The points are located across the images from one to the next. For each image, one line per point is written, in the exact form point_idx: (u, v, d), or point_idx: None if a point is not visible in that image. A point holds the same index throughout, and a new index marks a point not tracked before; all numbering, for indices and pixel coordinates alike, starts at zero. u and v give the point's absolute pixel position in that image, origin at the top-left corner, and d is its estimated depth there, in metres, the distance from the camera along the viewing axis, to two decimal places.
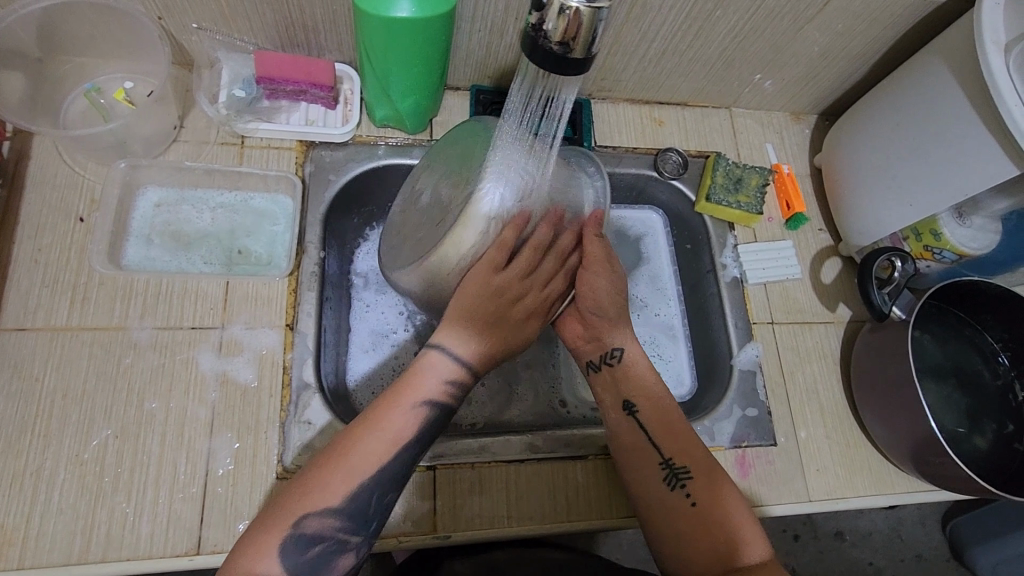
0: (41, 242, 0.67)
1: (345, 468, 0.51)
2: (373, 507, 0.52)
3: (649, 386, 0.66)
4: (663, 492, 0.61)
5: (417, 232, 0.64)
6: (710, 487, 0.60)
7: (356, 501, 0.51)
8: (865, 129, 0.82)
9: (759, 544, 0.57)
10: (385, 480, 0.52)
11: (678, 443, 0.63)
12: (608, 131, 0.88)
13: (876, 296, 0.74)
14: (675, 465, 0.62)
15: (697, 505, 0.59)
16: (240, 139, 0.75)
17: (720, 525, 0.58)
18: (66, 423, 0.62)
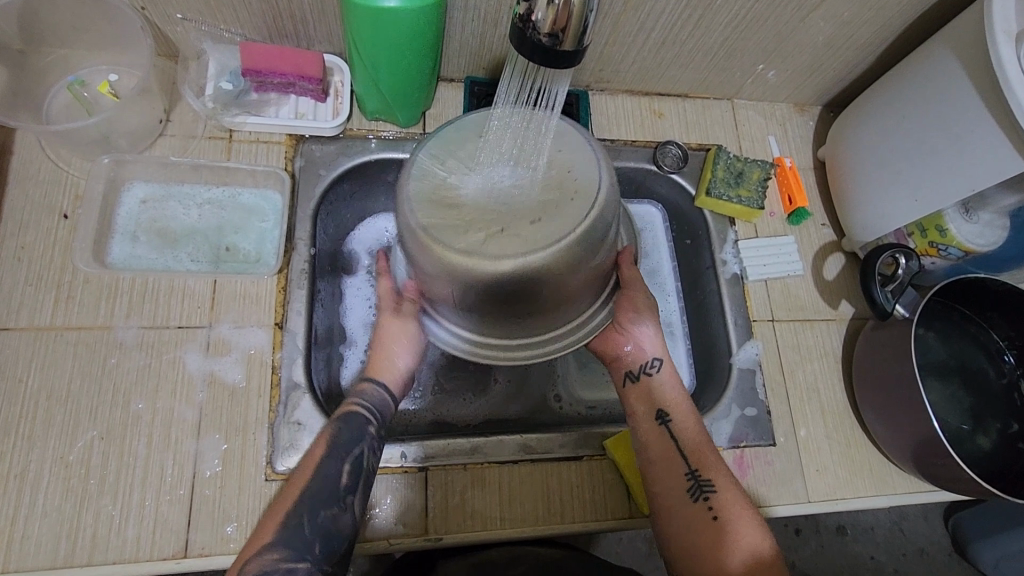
0: (24, 239, 0.66)
1: (285, 507, 0.54)
2: (308, 531, 0.53)
3: (678, 397, 0.65)
4: (684, 503, 0.59)
5: (453, 228, 0.53)
6: (733, 504, 0.59)
7: (291, 530, 0.53)
8: (870, 121, 0.80)
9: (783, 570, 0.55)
10: (315, 503, 0.54)
11: (703, 455, 0.62)
12: (606, 124, 0.86)
13: (879, 294, 0.72)
14: (701, 477, 0.60)
15: (724, 521, 0.58)
16: (228, 133, 0.74)
17: (745, 545, 0.56)
18: (50, 425, 0.61)
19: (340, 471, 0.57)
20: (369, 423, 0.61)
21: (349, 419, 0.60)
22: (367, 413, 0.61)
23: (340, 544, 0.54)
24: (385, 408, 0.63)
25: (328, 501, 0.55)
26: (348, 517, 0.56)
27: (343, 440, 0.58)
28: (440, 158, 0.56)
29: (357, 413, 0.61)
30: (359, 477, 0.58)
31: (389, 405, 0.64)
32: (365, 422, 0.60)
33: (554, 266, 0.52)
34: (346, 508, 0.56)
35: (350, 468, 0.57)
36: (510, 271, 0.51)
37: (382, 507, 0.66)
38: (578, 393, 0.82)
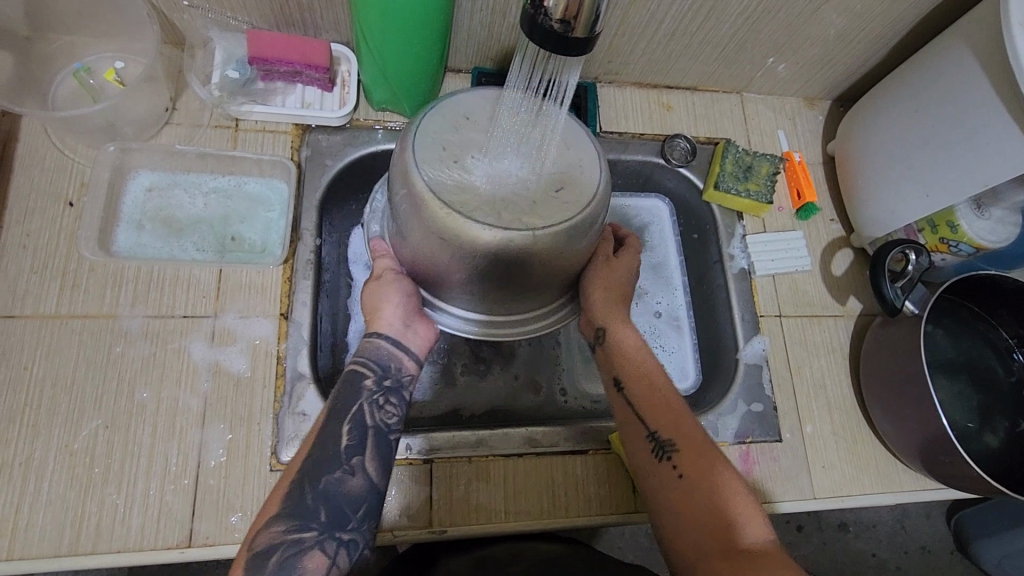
0: (29, 227, 0.66)
1: (289, 476, 0.54)
2: (312, 499, 0.53)
3: (638, 359, 0.65)
4: (650, 464, 0.59)
5: (472, 205, 0.55)
6: (697, 461, 0.57)
7: (294, 500, 0.53)
8: (881, 116, 0.79)
9: (753, 525, 0.52)
10: (317, 472, 0.54)
11: (666, 413, 0.61)
12: (615, 116, 0.85)
13: (888, 290, 0.71)
14: (661, 438, 0.60)
15: (688, 479, 0.56)
16: (234, 122, 0.73)
17: (709, 500, 0.54)
18: (55, 414, 0.61)
19: (339, 433, 0.57)
20: (366, 376, 0.60)
21: (347, 380, 0.59)
22: (365, 367, 0.61)
23: (349, 508, 0.54)
24: (389, 362, 0.61)
25: (330, 464, 0.55)
26: (357, 480, 0.55)
27: (343, 399, 0.59)
28: (443, 138, 0.58)
29: (356, 368, 0.61)
30: (364, 435, 0.57)
31: (394, 358, 0.62)
32: (361, 376, 0.60)
33: (569, 238, 0.56)
34: (352, 471, 0.55)
35: (350, 428, 0.57)
36: (528, 239, 0.54)
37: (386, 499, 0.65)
38: (583, 388, 0.82)
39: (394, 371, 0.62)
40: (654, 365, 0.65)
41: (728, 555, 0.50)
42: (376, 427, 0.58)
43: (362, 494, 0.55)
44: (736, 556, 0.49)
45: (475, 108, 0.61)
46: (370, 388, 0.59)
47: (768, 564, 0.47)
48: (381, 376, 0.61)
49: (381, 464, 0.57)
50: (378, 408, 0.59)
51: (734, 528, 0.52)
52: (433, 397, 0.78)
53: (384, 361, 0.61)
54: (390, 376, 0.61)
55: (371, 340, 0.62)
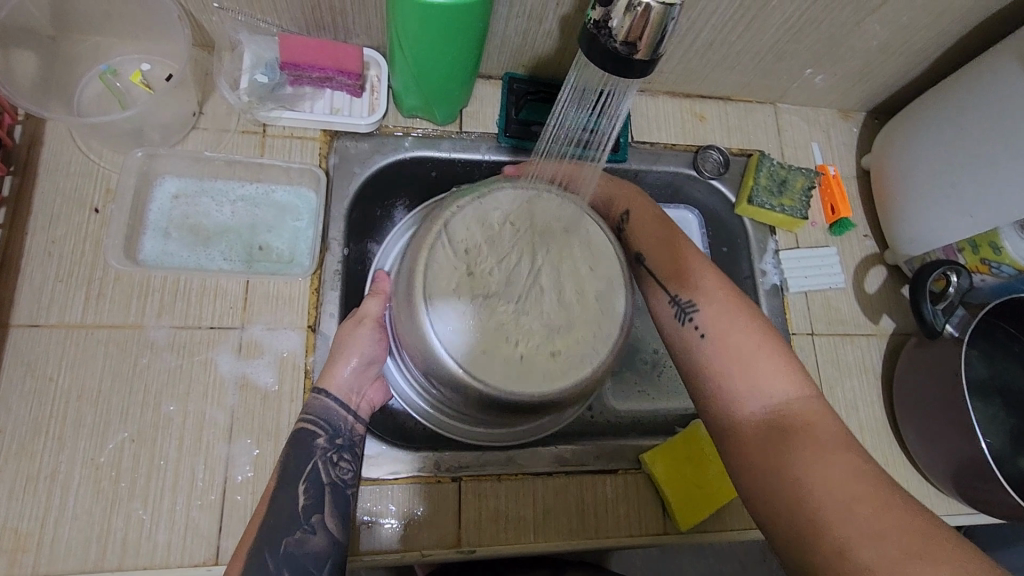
0: (54, 233, 0.64)
1: (248, 542, 0.55)
2: (274, 565, 0.54)
3: (657, 232, 0.68)
4: (675, 328, 0.63)
5: (475, 345, 0.58)
6: (718, 319, 0.61)
7: (256, 564, 0.54)
8: (924, 130, 0.77)
9: (787, 381, 0.58)
10: (278, 534, 0.55)
11: (692, 274, 0.65)
12: (647, 126, 0.84)
13: (929, 312, 0.69)
14: (681, 300, 0.64)
15: (713, 340, 0.61)
16: (262, 127, 0.71)
17: (743, 371, 0.58)
18: (80, 427, 0.60)
19: (295, 494, 0.57)
20: (316, 435, 0.60)
21: (298, 437, 0.60)
22: (315, 426, 0.61)
23: (314, 567, 0.55)
24: (339, 421, 0.62)
25: (289, 527, 0.56)
26: (317, 539, 0.56)
27: (292, 464, 0.58)
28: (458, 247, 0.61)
29: (304, 428, 0.60)
30: (321, 494, 0.58)
31: (343, 417, 0.62)
32: (312, 436, 0.60)
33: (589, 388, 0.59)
34: (312, 530, 0.56)
35: (306, 487, 0.58)
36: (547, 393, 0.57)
37: (413, 517, 0.64)
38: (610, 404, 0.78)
39: (346, 430, 0.62)
40: (668, 230, 0.69)
41: (759, 439, 0.56)
42: (333, 482, 0.59)
43: (326, 552, 0.56)
44: (771, 442, 0.55)
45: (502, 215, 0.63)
46: (322, 447, 0.60)
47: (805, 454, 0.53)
48: (332, 434, 0.61)
49: (342, 520, 0.58)
50: (332, 465, 0.60)
51: (762, 388, 0.58)
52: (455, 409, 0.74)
53: (330, 419, 0.61)
54: (342, 434, 0.62)
55: (316, 398, 0.62)
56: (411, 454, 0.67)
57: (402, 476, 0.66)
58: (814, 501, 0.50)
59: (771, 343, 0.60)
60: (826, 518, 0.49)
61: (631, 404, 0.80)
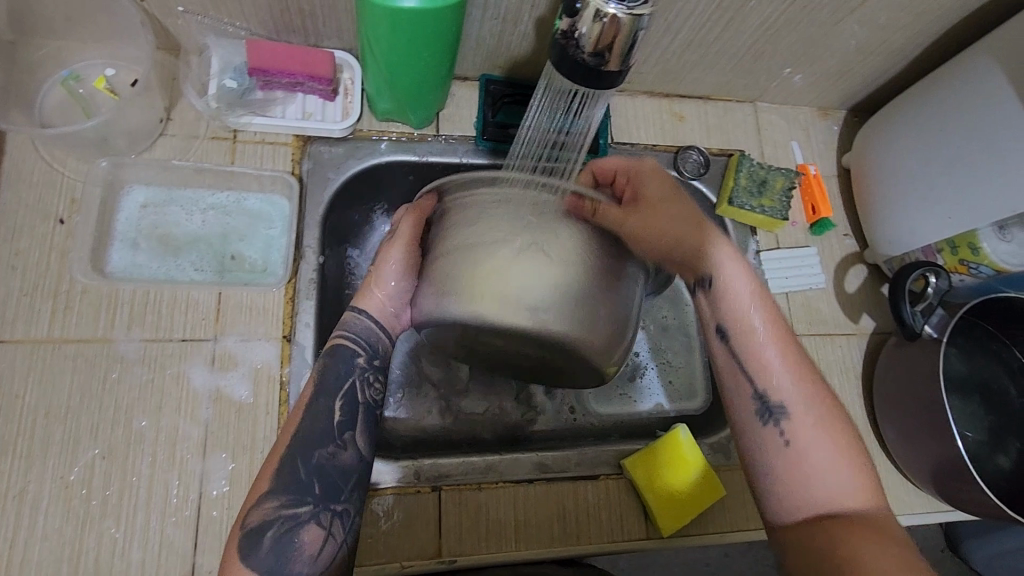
0: (17, 246, 0.63)
1: (276, 456, 0.54)
2: (305, 474, 0.53)
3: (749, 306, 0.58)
4: (754, 425, 0.55)
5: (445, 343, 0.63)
6: (808, 422, 0.54)
7: (286, 477, 0.53)
8: (900, 132, 0.77)
9: (859, 493, 0.51)
10: (309, 449, 0.54)
11: (779, 363, 0.56)
12: (626, 127, 0.83)
13: (908, 314, 0.69)
14: (770, 400, 0.55)
15: (801, 445, 0.53)
16: (233, 133, 0.70)
17: (813, 468, 0.52)
18: (49, 443, 0.59)
19: (332, 407, 0.56)
20: (357, 354, 0.60)
21: (335, 351, 0.59)
22: (355, 343, 0.60)
23: (342, 483, 0.54)
24: (374, 338, 0.62)
25: (323, 440, 0.55)
26: (349, 454, 0.56)
27: (331, 378, 0.58)
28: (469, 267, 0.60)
29: (343, 344, 0.60)
30: (355, 413, 0.58)
31: (378, 334, 0.62)
32: (352, 352, 0.60)
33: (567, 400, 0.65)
34: (343, 445, 0.56)
35: (342, 404, 0.57)
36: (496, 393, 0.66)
37: (392, 529, 0.64)
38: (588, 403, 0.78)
39: (382, 350, 0.62)
40: (775, 317, 0.58)
41: (816, 537, 0.49)
42: (367, 403, 0.59)
43: (354, 467, 0.56)
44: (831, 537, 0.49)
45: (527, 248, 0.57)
46: (362, 366, 0.59)
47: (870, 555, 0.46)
48: (371, 355, 0.61)
49: (371, 441, 0.58)
50: (368, 385, 0.60)
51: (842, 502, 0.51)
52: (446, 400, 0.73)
53: (369, 337, 0.61)
54: (380, 356, 0.62)
55: (356, 315, 0.62)
56: (389, 466, 0.66)
57: (382, 487, 0.65)
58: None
59: (851, 451, 0.53)
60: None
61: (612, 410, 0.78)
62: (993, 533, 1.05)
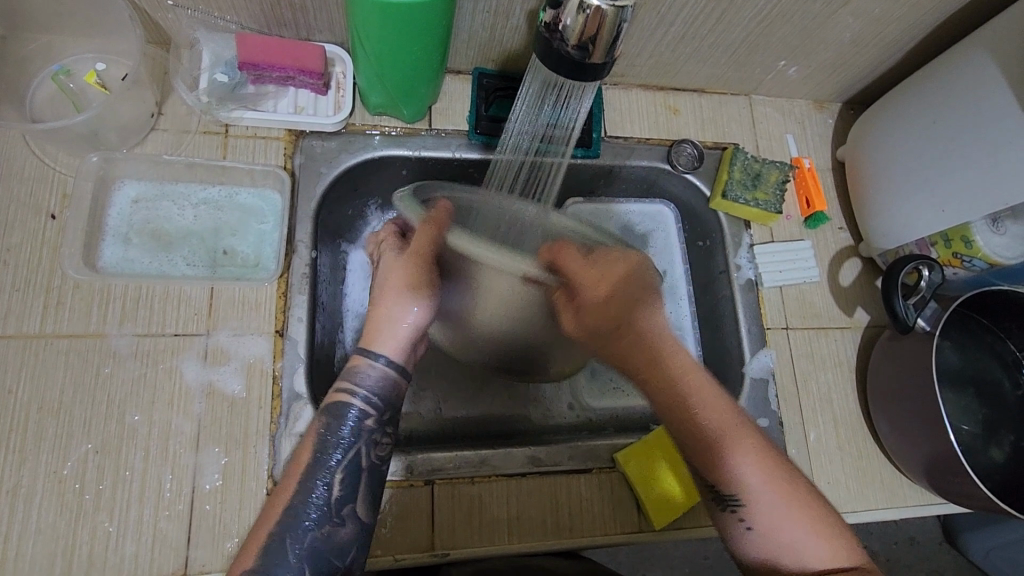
0: (9, 241, 0.63)
1: (268, 527, 0.51)
2: (297, 556, 0.50)
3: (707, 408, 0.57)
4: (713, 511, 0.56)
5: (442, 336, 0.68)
6: (763, 509, 0.54)
7: (274, 554, 0.50)
8: (894, 126, 0.76)
9: (825, 553, 0.52)
10: (302, 523, 0.51)
11: (736, 456, 0.56)
12: (620, 120, 0.83)
13: (900, 307, 0.69)
14: (722, 491, 0.56)
15: (764, 527, 0.53)
16: (224, 128, 0.70)
17: (784, 541, 0.53)
18: (42, 438, 0.59)
19: (330, 482, 0.52)
20: (366, 415, 0.55)
21: (341, 411, 0.55)
22: (365, 403, 0.55)
23: (338, 557, 0.52)
24: (387, 393, 0.56)
25: (318, 516, 0.51)
26: (345, 529, 0.52)
27: (331, 443, 0.54)
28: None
29: (349, 403, 0.55)
30: (357, 481, 0.54)
31: (393, 385, 0.57)
32: (360, 414, 0.55)
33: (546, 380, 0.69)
34: (343, 522, 0.52)
35: (344, 475, 0.53)
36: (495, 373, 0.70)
37: (384, 522, 0.64)
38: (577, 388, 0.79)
39: (393, 402, 0.57)
40: (722, 412, 0.57)
41: None
42: (370, 466, 0.55)
43: (351, 543, 0.53)
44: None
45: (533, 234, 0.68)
46: (370, 429, 0.55)
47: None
48: (381, 412, 0.56)
49: (372, 506, 0.54)
50: (374, 447, 0.55)
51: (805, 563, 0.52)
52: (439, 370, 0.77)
53: (381, 391, 0.56)
54: (391, 409, 0.57)
55: (369, 363, 0.56)
56: None
57: None
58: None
59: (816, 519, 0.53)
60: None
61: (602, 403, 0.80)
62: (991, 526, 1.05)
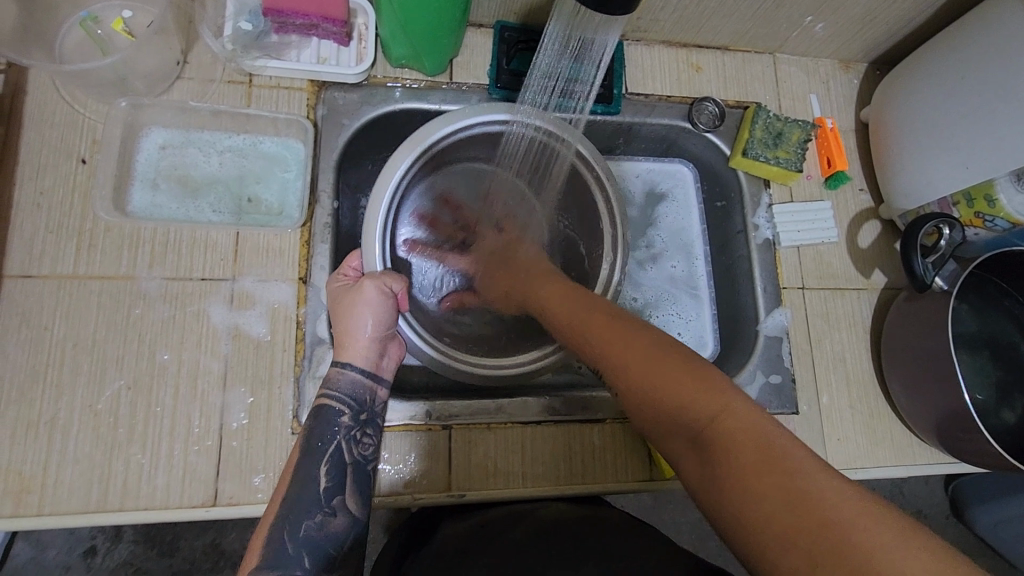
0: (43, 184, 0.64)
1: (267, 525, 0.55)
2: (294, 545, 0.54)
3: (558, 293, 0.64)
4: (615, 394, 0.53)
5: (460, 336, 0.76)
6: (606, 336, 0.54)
7: (276, 548, 0.53)
8: (923, 85, 0.75)
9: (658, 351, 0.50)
10: (297, 516, 0.55)
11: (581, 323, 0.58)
12: (641, 77, 0.82)
13: (919, 265, 0.69)
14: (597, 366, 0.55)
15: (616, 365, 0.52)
16: (249, 77, 0.71)
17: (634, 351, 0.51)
18: (78, 373, 0.61)
19: (317, 474, 0.58)
20: (341, 412, 0.61)
21: (322, 412, 0.60)
22: (340, 403, 0.61)
23: (334, 547, 0.56)
24: (362, 395, 0.62)
25: (311, 509, 0.56)
26: (338, 519, 0.57)
27: (316, 443, 0.59)
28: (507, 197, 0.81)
29: (328, 404, 0.61)
30: (343, 473, 0.59)
31: (367, 389, 0.63)
32: (337, 412, 0.61)
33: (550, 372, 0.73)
34: (333, 513, 0.57)
35: (329, 468, 0.58)
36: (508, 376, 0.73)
37: (406, 464, 0.66)
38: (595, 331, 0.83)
39: (368, 402, 0.63)
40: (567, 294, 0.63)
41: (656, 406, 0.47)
42: (355, 462, 0.60)
43: (345, 532, 0.57)
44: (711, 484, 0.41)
45: (556, 160, 0.76)
46: (347, 425, 0.60)
47: (737, 487, 0.39)
48: (357, 410, 0.62)
49: (361, 499, 0.59)
50: (355, 442, 0.61)
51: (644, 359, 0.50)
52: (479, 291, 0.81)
53: (355, 393, 0.62)
54: (366, 408, 0.63)
55: (340, 372, 0.62)
56: (403, 404, 0.68)
57: (395, 424, 0.67)
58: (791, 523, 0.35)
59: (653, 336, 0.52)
60: (841, 524, 0.34)
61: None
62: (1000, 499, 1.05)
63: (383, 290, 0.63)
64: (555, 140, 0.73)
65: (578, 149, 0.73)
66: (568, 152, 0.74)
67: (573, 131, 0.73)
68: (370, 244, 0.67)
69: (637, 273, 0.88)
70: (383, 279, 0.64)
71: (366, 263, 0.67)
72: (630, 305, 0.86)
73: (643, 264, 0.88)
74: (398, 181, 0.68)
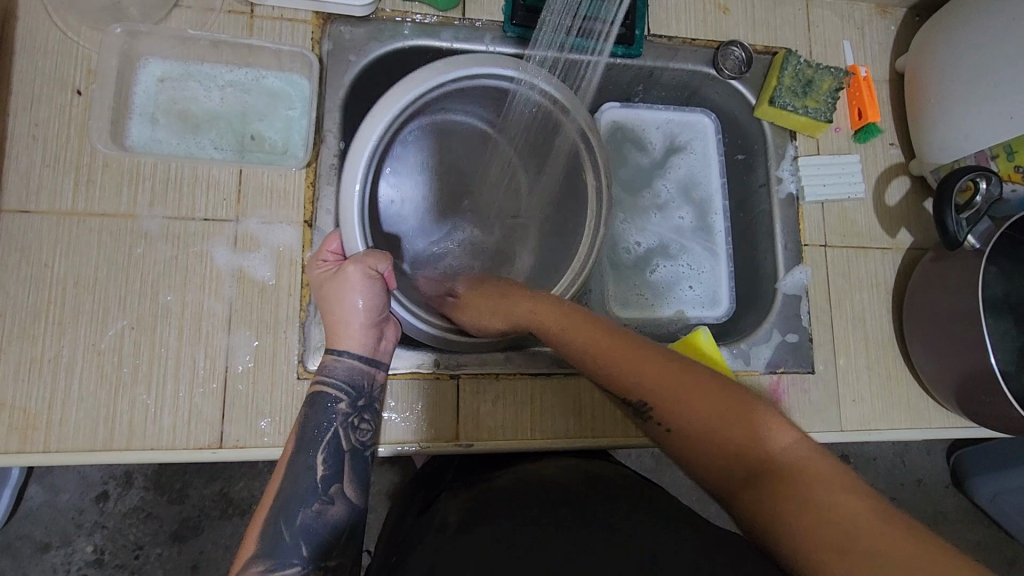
0: (37, 114, 0.62)
1: (263, 513, 0.54)
2: (290, 536, 0.52)
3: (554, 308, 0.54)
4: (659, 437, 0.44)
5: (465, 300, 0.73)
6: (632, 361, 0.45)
7: (270, 540, 0.52)
8: (971, 28, 0.70)
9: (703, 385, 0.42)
10: (292, 505, 0.54)
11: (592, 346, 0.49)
12: (665, 17, 0.77)
13: (952, 221, 0.65)
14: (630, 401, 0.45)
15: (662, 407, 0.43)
16: (250, 7, 0.67)
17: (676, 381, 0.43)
18: (79, 312, 0.60)
19: (313, 463, 0.56)
20: (339, 399, 0.59)
21: (319, 402, 0.58)
22: (338, 390, 0.59)
23: (333, 538, 0.54)
24: (361, 381, 0.60)
25: (305, 499, 0.54)
26: (337, 509, 0.55)
27: (312, 432, 0.57)
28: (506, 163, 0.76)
29: (325, 391, 0.59)
30: (341, 460, 0.57)
31: (365, 374, 0.61)
32: (334, 399, 0.59)
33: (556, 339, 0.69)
34: (331, 501, 0.55)
35: (324, 456, 0.57)
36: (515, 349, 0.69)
37: (413, 411, 0.66)
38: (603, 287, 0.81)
39: (367, 389, 0.61)
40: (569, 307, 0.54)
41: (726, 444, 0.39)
42: (353, 449, 0.58)
43: (344, 522, 0.55)
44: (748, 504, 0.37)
45: (558, 134, 0.70)
46: (345, 412, 0.58)
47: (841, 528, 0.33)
48: (355, 397, 0.60)
49: (359, 487, 0.58)
50: (352, 429, 0.59)
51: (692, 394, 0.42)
52: (474, 260, 0.75)
53: (352, 379, 0.60)
54: (364, 395, 0.61)
55: (335, 359, 0.60)
56: (412, 354, 0.67)
57: (401, 371, 0.66)
58: (833, 543, 0.32)
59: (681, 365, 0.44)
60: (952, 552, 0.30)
61: (622, 271, 0.83)
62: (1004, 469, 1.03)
63: (370, 271, 0.59)
64: (560, 112, 0.67)
65: (580, 124, 0.67)
66: (569, 128, 0.68)
67: (579, 105, 0.67)
68: (348, 224, 0.61)
69: (646, 220, 0.85)
70: (370, 260, 0.59)
71: (345, 244, 0.62)
72: (633, 253, 0.84)
73: (653, 212, 0.85)
74: (366, 166, 0.61)
